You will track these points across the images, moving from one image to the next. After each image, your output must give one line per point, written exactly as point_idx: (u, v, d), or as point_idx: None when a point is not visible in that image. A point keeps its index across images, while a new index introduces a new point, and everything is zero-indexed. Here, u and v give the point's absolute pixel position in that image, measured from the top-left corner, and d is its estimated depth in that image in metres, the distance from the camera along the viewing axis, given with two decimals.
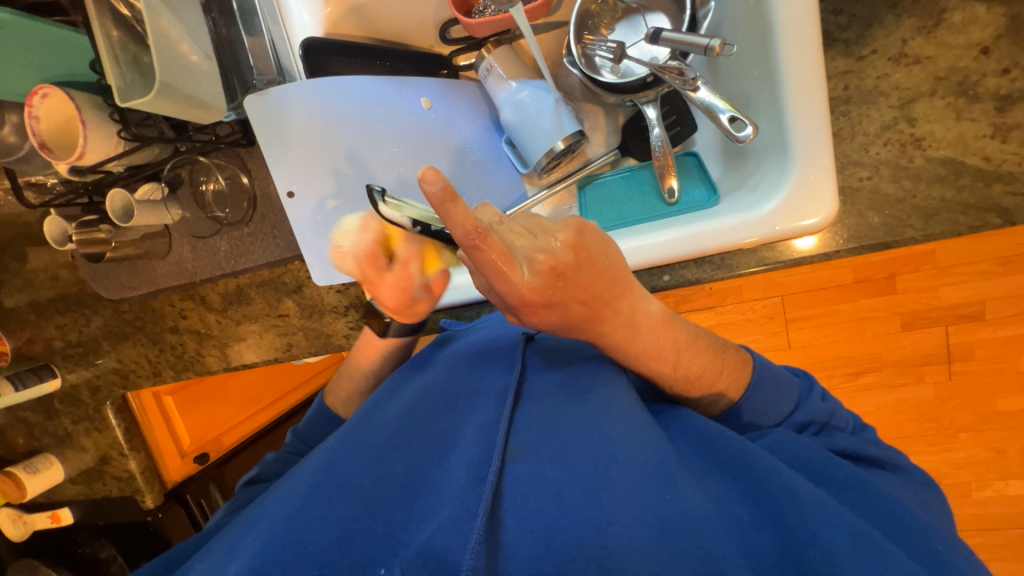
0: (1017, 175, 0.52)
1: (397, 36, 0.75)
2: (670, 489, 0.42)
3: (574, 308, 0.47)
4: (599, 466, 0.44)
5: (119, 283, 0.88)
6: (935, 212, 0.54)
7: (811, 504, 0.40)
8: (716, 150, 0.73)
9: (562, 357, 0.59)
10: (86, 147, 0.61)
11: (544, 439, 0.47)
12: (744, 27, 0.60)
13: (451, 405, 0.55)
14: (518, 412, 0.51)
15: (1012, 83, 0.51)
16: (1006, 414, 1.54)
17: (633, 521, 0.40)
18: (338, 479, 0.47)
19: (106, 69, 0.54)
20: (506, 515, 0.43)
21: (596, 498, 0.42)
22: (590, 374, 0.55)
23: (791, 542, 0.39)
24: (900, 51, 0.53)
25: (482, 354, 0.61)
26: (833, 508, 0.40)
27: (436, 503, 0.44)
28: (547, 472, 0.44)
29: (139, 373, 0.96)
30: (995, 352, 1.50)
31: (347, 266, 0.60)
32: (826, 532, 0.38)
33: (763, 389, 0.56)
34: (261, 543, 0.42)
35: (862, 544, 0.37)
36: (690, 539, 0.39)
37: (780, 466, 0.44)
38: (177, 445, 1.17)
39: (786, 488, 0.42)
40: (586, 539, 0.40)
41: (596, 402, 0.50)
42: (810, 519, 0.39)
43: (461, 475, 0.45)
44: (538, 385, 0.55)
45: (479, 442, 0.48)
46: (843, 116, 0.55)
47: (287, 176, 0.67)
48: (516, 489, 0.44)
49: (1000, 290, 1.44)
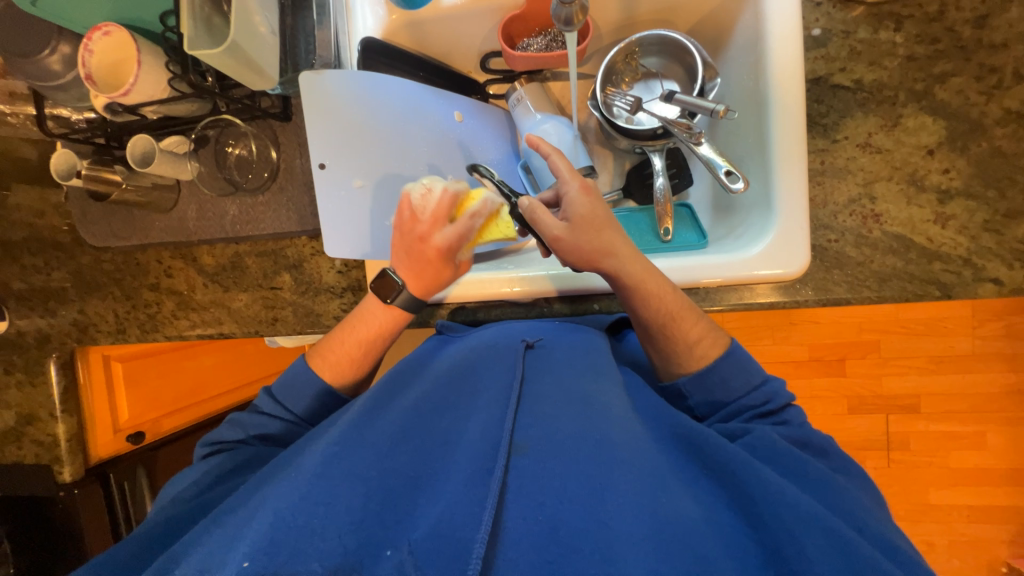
0: (953, 257, 0.62)
1: (442, 56, 0.83)
2: (665, 494, 0.44)
3: (606, 212, 0.63)
4: (602, 466, 0.46)
5: (109, 230, 0.85)
6: (888, 278, 0.63)
7: (785, 505, 0.44)
8: (707, 205, 0.82)
9: (561, 366, 0.59)
10: (135, 86, 0.63)
11: (548, 438, 0.48)
12: (746, 102, 0.71)
13: (455, 403, 0.56)
14: (522, 407, 0.52)
15: (950, 182, 0.62)
16: (938, 509, 1.62)
17: (633, 519, 0.42)
18: (344, 466, 0.46)
19: (182, 19, 0.58)
20: (510, 505, 0.44)
21: (597, 495, 0.44)
22: (588, 381, 0.57)
23: (771, 543, 0.43)
24: (866, 141, 0.64)
25: (484, 356, 0.62)
26: (808, 507, 0.45)
27: (442, 490, 0.45)
28: (551, 468, 0.46)
29: (100, 328, 0.91)
30: (929, 445, 1.60)
31: (428, 200, 0.64)
32: (802, 533, 0.42)
33: (734, 372, 0.61)
34: (264, 524, 0.40)
35: (831, 539, 0.42)
36: (684, 540, 0.41)
37: (761, 470, 0.48)
38: (113, 419, 1.06)
39: (765, 493, 0.46)
40: (590, 532, 0.41)
41: (596, 405, 0.52)
42: (788, 521, 0.43)
43: (468, 466, 0.46)
44: (540, 384, 0.56)
45: (484, 436, 0.49)
46: (819, 186, 0.65)
47: (321, 147, 0.70)
48: (520, 482, 0.45)
49: (934, 387, 1.58)
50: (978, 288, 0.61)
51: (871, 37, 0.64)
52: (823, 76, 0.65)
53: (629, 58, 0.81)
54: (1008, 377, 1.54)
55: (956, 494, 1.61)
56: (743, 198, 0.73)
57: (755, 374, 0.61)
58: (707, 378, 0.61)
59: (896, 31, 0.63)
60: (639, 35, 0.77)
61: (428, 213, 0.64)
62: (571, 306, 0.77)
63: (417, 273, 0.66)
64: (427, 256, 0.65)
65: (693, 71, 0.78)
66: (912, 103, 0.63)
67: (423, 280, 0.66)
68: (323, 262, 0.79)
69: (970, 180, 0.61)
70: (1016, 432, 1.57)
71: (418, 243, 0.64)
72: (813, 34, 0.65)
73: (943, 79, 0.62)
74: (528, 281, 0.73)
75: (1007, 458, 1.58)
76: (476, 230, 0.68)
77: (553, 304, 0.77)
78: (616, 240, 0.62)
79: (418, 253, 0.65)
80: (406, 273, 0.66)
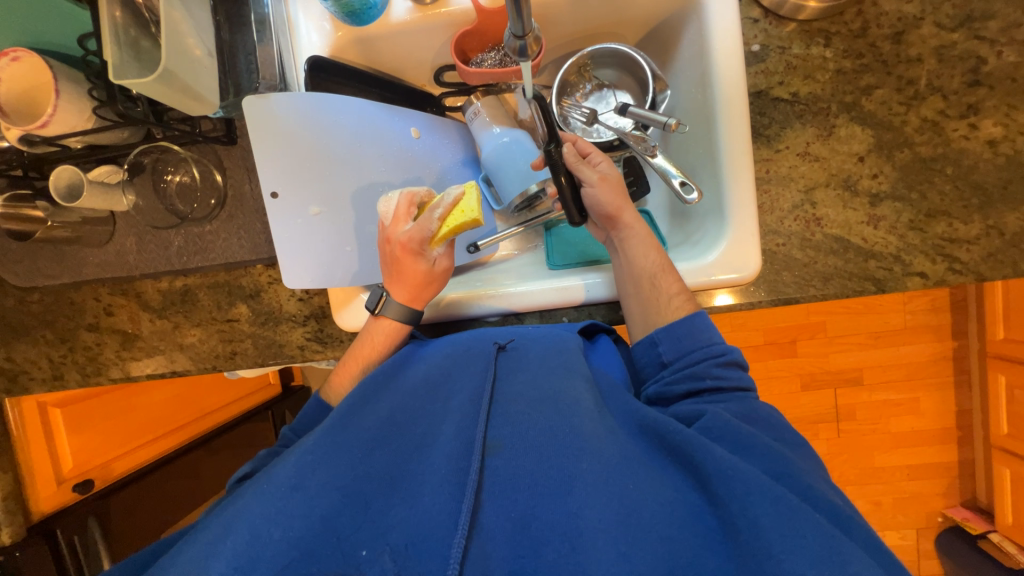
0: (884, 255, 0.67)
1: (393, 70, 0.81)
2: (633, 480, 0.44)
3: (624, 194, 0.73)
4: (571, 456, 0.46)
5: (33, 269, 0.77)
6: (830, 276, 0.68)
7: (739, 482, 0.42)
8: (664, 211, 0.86)
9: (534, 364, 0.58)
10: (54, 117, 0.57)
11: (519, 434, 0.48)
12: (695, 114, 0.74)
13: (430, 407, 0.55)
14: (495, 406, 0.52)
15: (879, 186, 0.67)
16: (882, 470, 1.77)
17: (601, 506, 0.42)
18: (320, 475, 0.45)
19: (104, 45, 0.53)
20: (486, 503, 0.44)
21: (567, 485, 0.44)
22: (556, 376, 0.56)
23: (727, 516, 0.41)
24: (805, 150, 0.68)
25: (458, 362, 0.60)
26: (758, 479, 0.42)
27: (418, 491, 0.45)
28: (523, 464, 0.46)
29: (33, 375, 0.83)
30: (872, 414, 1.75)
31: (389, 208, 0.71)
32: (750, 501, 0.41)
33: (698, 327, 0.61)
34: (242, 542, 0.40)
35: (777, 505, 0.41)
36: (650, 522, 0.41)
37: (711, 447, 0.45)
38: (55, 470, 0.98)
39: (718, 471, 0.43)
40: (562, 524, 0.42)
41: (565, 398, 0.52)
42: (740, 495, 0.41)
43: (442, 467, 0.46)
44: (513, 384, 0.56)
45: (458, 438, 0.48)
46: (765, 194, 0.69)
47: (272, 174, 0.67)
48: (494, 482, 0.45)
49: (874, 360, 1.72)
50: (907, 281, 0.67)
51: (805, 53, 0.68)
52: (764, 90, 0.69)
53: (582, 71, 0.82)
54: (935, 346, 1.70)
55: (897, 455, 1.76)
56: (697, 207, 0.76)
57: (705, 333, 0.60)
58: (678, 327, 0.61)
59: (826, 47, 0.67)
60: (590, 49, 0.78)
61: (390, 218, 0.71)
62: (541, 317, 0.77)
63: (394, 276, 0.69)
64: (395, 254, 0.69)
65: (644, 83, 0.79)
66: (843, 114, 0.67)
67: (402, 282, 0.69)
68: (282, 290, 0.76)
69: (896, 184, 0.67)
70: (945, 394, 1.73)
71: (388, 246, 0.70)
72: (753, 50, 0.69)
73: (868, 91, 0.67)
74: (512, 296, 0.74)
75: (938, 419, 1.75)
76: (438, 221, 0.69)
77: (523, 317, 0.77)
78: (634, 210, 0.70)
79: (387, 253, 0.70)
80: (388, 279, 0.70)
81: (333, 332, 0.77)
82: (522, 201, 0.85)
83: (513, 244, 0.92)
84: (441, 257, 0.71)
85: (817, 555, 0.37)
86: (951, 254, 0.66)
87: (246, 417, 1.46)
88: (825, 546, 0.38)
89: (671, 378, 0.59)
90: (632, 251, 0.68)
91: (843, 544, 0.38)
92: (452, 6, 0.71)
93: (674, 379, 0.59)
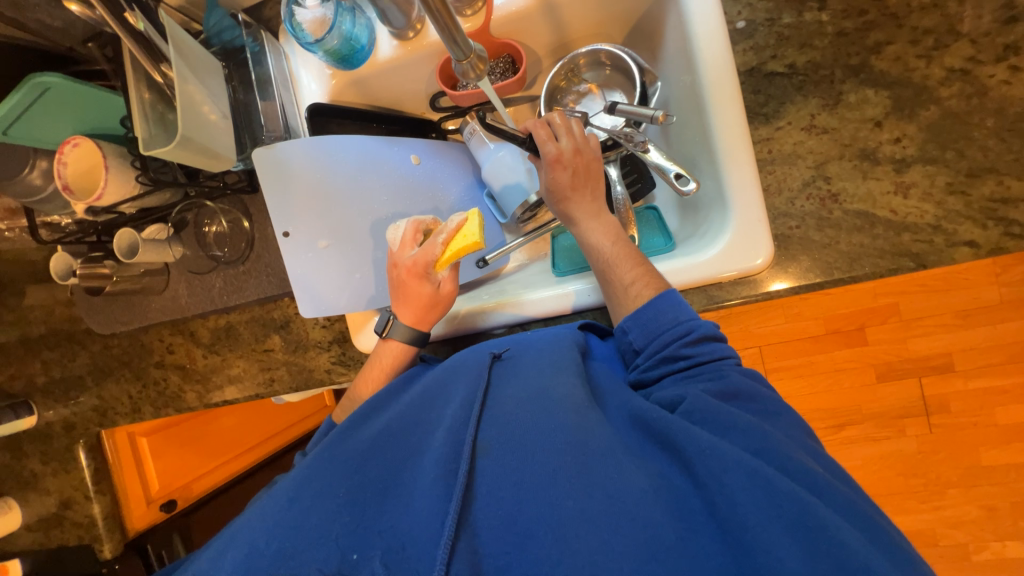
0: (920, 227, 0.60)
1: (392, 103, 0.86)
2: (616, 470, 0.48)
3: (580, 176, 0.71)
4: (556, 450, 0.50)
5: (111, 318, 0.90)
6: (858, 257, 0.61)
7: (716, 461, 0.46)
8: (672, 205, 0.82)
9: (526, 369, 0.61)
10: (106, 189, 0.68)
11: (507, 435, 0.52)
12: (685, 102, 0.71)
13: (426, 414, 0.59)
14: (485, 411, 0.56)
15: (904, 151, 0.60)
16: (992, 469, 1.52)
17: (584, 498, 0.46)
18: (316, 488, 0.51)
19: (136, 124, 0.62)
20: (477, 500, 0.49)
21: (551, 480, 0.48)
22: (546, 376, 0.59)
23: (709, 495, 0.45)
24: (810, 123, 0.63)
25: (452, 372, 0.64)
26: (734, 455, 0.45)
27: (409, 500, 0.49)
28: (510, 463, 0.50)
29: (118, 410, 0.96)
30: (969, 404, 1.52)
31: (398, 234, 0.76)
32: (728, 478, 0.44)
33: (663, 308, 0.60)
34: (242, 554, 0.47)
35: (753, 478, 0.44)
36: (633, 509, 0.45)
37: (694, 430, 0.48)
38: (145, 491, 1.12)
39: (699, 452, 0.47)
40: (545, 517, 0.46)
41: (553, 397, 0.55)
42: (717, 471, 0.45)
43: (433, 471, 0.50)
44: (505, 389, 0.59)
45: (449, 440, 0.53)
46: (770, 175, 0.64)
47: (285, 217, 0.74)
48: (486, 482, 0.50)
49: (965, 343, 1.50)
50: (953, 253, 0.59)
51: (797, 21, 0.63)
52: (756, 66, 0.65)
53: (571, 75, 0.81)
54: None
55: (1009, 451, 1.51)
56: (701, 197, 0.72)
57: (673, 311, 0.60)
58: (643, 312, 0.61)
59: (821, 11, 0.63)
60: (576, 53, 0.78)
61: (397, 244, 0.75)
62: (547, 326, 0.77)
63: (402, 299, 0.73)
64: (403, 277, 0.73)
65: (632, 77, 0.77)
66: (850, 79, 0.62)
67: (409, 305, 0.72)
68: (306, 320, 0.82)
69: (926, 146, 0.60)
70: None
71: (394, 270, 0.74)
72: (739, 27, 0.65)
73: (878, 49, 0.61)
74: (519, 305, 0.75)
75: None
76: (443, 245, 0.72)
77: (528, 326, 0.76)
78: (581, 202, 0.71)
79: (395, 277, 0.74)
80: (396, 303, 0.73)
81: (354, 354, 0.82)
82: (524, 211, 0.86)
83: (524, 253, 0.93)
84: (447, 279, 0.74)
85: (789, 520, 0.41)
86: (1006, 217, 0.58)
87: (302, 440, 1.56)
88: (797, 511, 0.42)
89: (646, 363, 0.60)
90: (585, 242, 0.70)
91: (815, 506, 0.42)
92: (432, 38, 0.75)
93: (648, 364, 0.60)
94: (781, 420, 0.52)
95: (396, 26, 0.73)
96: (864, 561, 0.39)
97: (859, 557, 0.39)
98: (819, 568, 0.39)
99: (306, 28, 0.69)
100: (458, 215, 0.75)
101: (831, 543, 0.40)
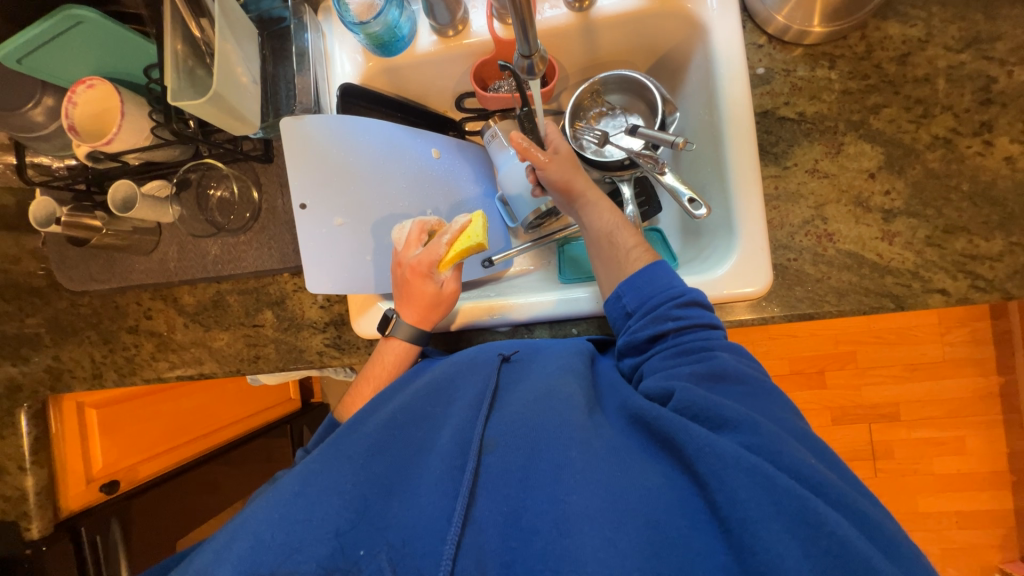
0: (902, 271, 0.66)
1: (418, 96, 0.87)
2: (620, 471, 0.48)
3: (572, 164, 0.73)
4: (560, 449, 0.50)
5: (86, 275, 0.85)
6: (846, 292, 0.67)
7: (715, 454, 0.45)
8: (676, 228, 0.87)
9: (533, 371, 0.62)
10: (117, 135, 0.65)
11: (512, 433, 0.53)
12: (702, 134, 0.77)
13: (430, 409, 0.60)
14: (494, 412, 0.56)
15: (892, 202, 0.67)
16: (927, 516, 1.63)
17: (588, 495, 0.46)
18: (321, 482, 0.50)
19: (167, 73, 0.60)
20: (479, 497, 0.49)
21: (555, 477, 0.48)
22: (553, 378, 0.59)
23: (710, 498, 0.45)
24: (813, 166, 0.69)
25: (462, 368, 0.64)
26: (732, 450, 0.45)
27: (415, 495, 0.51)
28: (514, 460, 0.51)
29: (76, 374, 0.89)
30: (912, 453, 1.63)
31: (404, 233, 0.76)
32: (727, 475, 0.44)
33: (657, 274, 0.63)
34: (245, 547, 0.46)
35: (752, 476, 0.43)
36: (636, 509, 0.45)
37: (692, 426, 0.48)
38: (86, 468, 1.02)
39: (698, 450, 0.46)
40: (549, 513, 0.46)
41: (558, 397, 0.56)
42: (717, 468, 0.44)
43: (439, 468, 0.51)
44: (513, 391, 0.59)
45: (455, 438, 0.54)
46: (775, 210, 0.70)
47: (303, 188, 0.73)
48: (488, 479, 0.50)
49: (910, 395, 1.61)
50: (928, 298, 0.65)
51: (809, 75, 0.70)
52: (770, 110, 0.71)
53: (596, 95, 0.85)
54: (979, 381, 1.58)
55: (943, 499, 1.62)
56: (708, 223, 0.76)
57: (665, 276, 0.63)
58: (639, 276, 0.64)
59: (831, 69, 0.70)
60: (604, 75, 0.82)
61: (401, 244, 0.75)
62: (551, 329, 0.78)
63: (404, 298, 0.72)
64: (405, 275, 0.72)
65: (654, 106, 0.82)
66: (851, 132, 0.69)
67: (412, 305, 0.72)
68: (305, 298, 0.80)
69: (910, 201, 0.67)
70: (993, 435, 1.59)
71: (399, 269, 0.73)
72: (758, 72, 0.72)
73: (876, 110, 0.68)
74: (518, 309, 0.75)
75: (987, 461, 1.60)
76: (445, 246, 0.73)
77: (533, 328, 0.78)
78: (586, 179, 0.73)
79: (398, 277, 0.74)
80: (398, 303, 0.73)
81: (351, 339, 0.80)
82: (535, 218, 0.88)
83: (527, 258, 0.93)
84: (450, 279, 0.74)
85: (790, 519, 0.41)
86: (974, 271, 0.64)
87: (262, 431, 1.47)
88: (799, 508, 0.41)
89: (636, 326, 0.62)
90: (589, 219, 0.72)
91: (815, 503, 0.41)
92: (472, 38, 0.77)
93: (638, 327, 0.62)
94: (773, 410, 0.52)
95: (439, 21, 0.75)
96: (866, 560, 0.39)
97: (860, 556, 0.39)
98: (821, 566, 0.39)
99: (352, 10, 0.70)
100: (462, 217, 0.75)
101: (833, 540, 0.40)
